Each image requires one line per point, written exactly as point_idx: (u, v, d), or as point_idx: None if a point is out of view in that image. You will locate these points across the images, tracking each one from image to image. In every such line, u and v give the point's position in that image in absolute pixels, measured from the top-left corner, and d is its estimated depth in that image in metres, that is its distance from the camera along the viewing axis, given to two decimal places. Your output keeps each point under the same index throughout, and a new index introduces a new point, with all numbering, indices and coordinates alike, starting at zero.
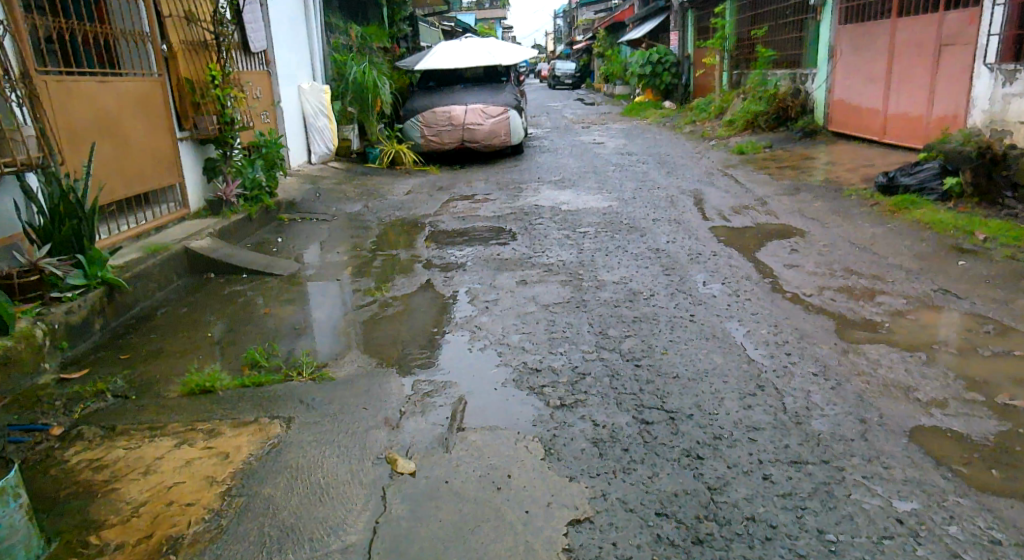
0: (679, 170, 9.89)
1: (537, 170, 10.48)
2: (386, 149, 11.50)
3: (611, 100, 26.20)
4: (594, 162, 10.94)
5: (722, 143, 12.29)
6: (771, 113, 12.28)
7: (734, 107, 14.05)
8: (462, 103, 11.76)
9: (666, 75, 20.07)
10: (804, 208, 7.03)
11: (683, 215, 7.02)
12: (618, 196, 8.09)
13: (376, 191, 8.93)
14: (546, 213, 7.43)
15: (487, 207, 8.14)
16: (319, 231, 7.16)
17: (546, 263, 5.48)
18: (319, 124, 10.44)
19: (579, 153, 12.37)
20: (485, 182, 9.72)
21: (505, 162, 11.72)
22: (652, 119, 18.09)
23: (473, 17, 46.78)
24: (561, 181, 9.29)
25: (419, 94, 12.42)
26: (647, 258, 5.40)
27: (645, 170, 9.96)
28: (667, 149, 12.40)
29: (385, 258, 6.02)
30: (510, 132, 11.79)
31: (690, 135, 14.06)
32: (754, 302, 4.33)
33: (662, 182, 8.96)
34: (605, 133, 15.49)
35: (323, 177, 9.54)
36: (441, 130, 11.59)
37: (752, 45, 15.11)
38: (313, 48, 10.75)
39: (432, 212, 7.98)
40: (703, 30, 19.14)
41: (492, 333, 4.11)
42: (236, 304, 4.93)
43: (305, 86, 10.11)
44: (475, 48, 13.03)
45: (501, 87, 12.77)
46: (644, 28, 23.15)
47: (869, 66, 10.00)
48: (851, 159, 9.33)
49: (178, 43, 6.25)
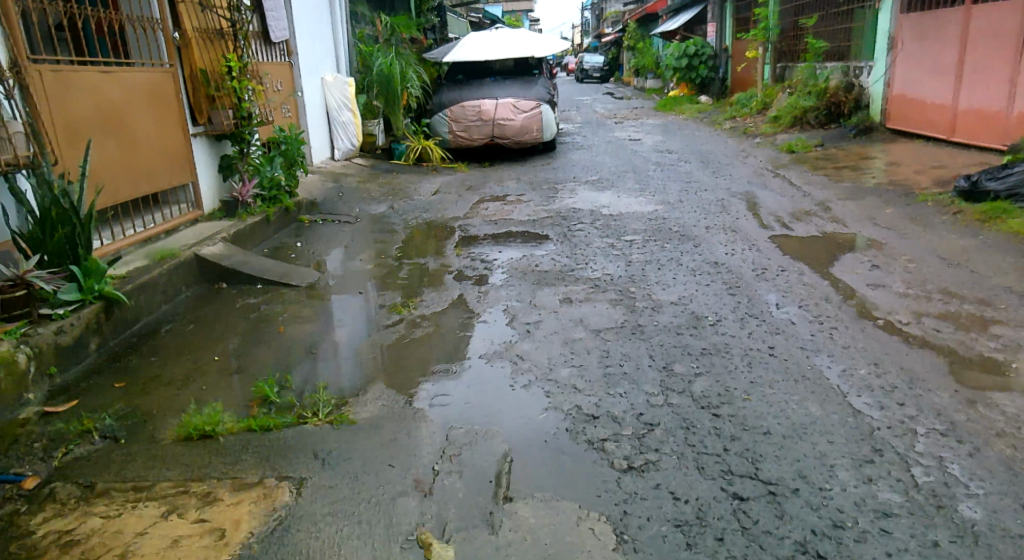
0: (725, 169, 9.25)
1: (573, 168, 9.92)
2: (412, 145, 10.98)
3: (641, 94, 25.49)
4: (632, 160, 10.34)
5: (767, 141, 11.61)
6: (820, 108, 11.59)
7: (778, 103, 13.36)
8: (492, 97, 11.20)
9: (703, 68, 19.36)
10: (873, 215, 6.40)
11: (739, 221, 6.41)
12: (663, 198, 7.49)
13: (403, 190, 8.43)
14: (587, 217, 6.87)
15: (522, 208, 7.61)
16: (342, 234, 6.65)
17: (591, 277, 4.90)
18: (343, 118, 9.92)
19: (614, 149, 11.78)
20: (518, 181, 9.19)
21: (537, 159, 11.16)
22: (686, 114, 17.40)
23: (498, 8, 46.06)
24: (600, 181, 8.71)
25: (448, 87, 11.89)
26: (706, 273, 4.79)
27: (688, 169, 9.34)
28: (707, 146, 11.75)
29: (414, 267, 5.50)
30: (543, 127, 11.22)
31: (730, 132, 13.40)
32: (843, 331, 3.73)
33: (709, 183, 8.33)
34: (640, 129, 14.86)
35: (347, 175, 9.05)
36: (469, 125, 11.03)
37: (796, 38, 14.39)
38: (338, 38, 10.24)
39: (463, 214, 7.47)
40: (742, 22, 18.40)
41: (537, 364, 3.53)
42: (249, 319, 4.41)
43: (328, 79, 9.66)
44: (506, 39, 12.47)
45: (533, 80, 12.21)
46: (678, 20, 22.40)
47: (939, 57, 9.44)
48: (914, 159, 8.66)
49: (191, 30, 5.73)
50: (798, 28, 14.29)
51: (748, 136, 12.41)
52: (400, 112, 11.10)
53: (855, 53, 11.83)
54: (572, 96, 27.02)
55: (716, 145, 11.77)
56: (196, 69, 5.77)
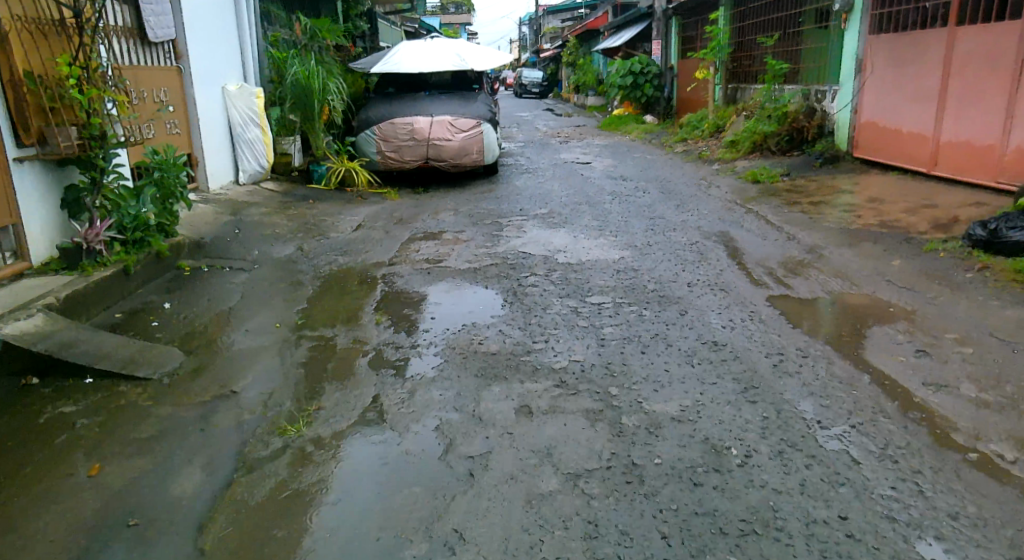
0: (690, 202, 8.21)
1: (518, 198, 8.71)
2: (335, 166, 9.56)
3: (583, 112, 24.54)
4: (585, 189, 9.19)
5: (727, 167, 10.65)
6: (782, 134, 10.62)
7: (734, 126, 12.46)
8: (427, 114, 9.95)
9: (648, 86, 18.48)
10: (880, 267, 5.35)
11: (724, 274, 5.27)
12: (628, 241, 6.32)
13: (317, 225, 7.01)
14: (540, 265, 5.62)
15: (459, 251, 6.30)
16: (230, 287, 5.19)
17: (555, 366, 3.63)
18: (250, 136, 8.42)
19: (563, 174, 10.62)
20: (455, 214, 7.89)
21: (477, 184, 9.92)
22: (633, 135, 16.41)
23: (436, 19, 44.77)
24: (551, 216, 7.50)
25: (376, 102, 10.53)
26: (707, 364, 3.57)
27: (648, 201, 8.26)
28: (663, 172, 10.72)
29: (316, 344, 4.11)
30: (484, 149, 10.06)
31: (684, 156, 12.42)
32: (933, 481, 2.56)
33: (677, 220, 7.24)
34: (587, 150, 13.77)
35: (250, 205, 7.57)
36: (401, 144, 9.75)
37: (751, 58, 13.52)
38: (246, 40, 8.78)
39: (388, 258, 6.11)
40: (688, 40, 17.54)
41: (487, 554, 2.22)
42: (54, 443, 2.96)
43: (231, 88, 8.22)
44: (441, 50, 11.18)
45: (472, 96, 10.93)
46: (621, 36, 21.51)
47: (914, 83, 8.50)
48: (897, 194, 7.76)
49: (11, 17, 4.26)
50: (752, 49, 13.44)
51: (705, 162, 11.43)
52: (320, 128, 9.66)
53: (815, 77, 10.95)
54: (511, 112, 25.91)
55: (673, 171, 10.75)
56: (20, 69, 4.31)
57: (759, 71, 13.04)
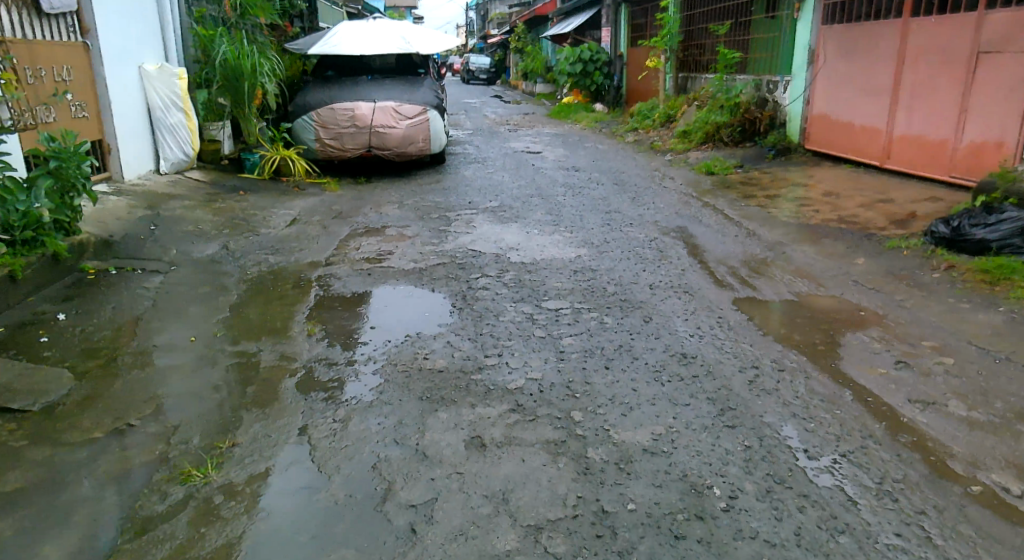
0: (645, 194, 7.92)
1: (465, 190, 8.25)
2: (268, 155, 8.96)
3: (533, 99, 24.12)
4: (536, 181, 8.79)
5: (681, 159, 10.39)
6: (734, 124, 10.34)
7: (686, 116, 12.21)
8: (369, 100, 9.43)
9: (598, 75, 18.15)
10: (845, 264, 5.10)
11: (686, 274, 4.96)
12: (584, 238, 5.96)
13: (246, 221, 6.43)
14: (491, 265, 5.20)
15: (402, 250, 5.81)
16: (140, 293, 4.66)
17: (510, 386, 3.23)
18: (172, 121, 7.87)
19: (513, 165, 10.19)
20: (398, 207, 7.39)
21: (422, 175, 9.42)
22: (584, 124, 16.08)
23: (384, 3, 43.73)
24: (501, 210, 7.08)
25: (314, 87, 9.92)
26: (677, 381, 3.21)
27: (601, 194, 7.92)
28: (616, 162, 10.40)
29: (238, 362, 3.62)
30: (430, 138, 9.59)
31: (637, 147, 12.13)
32: (937, 526, 2.25)
33: (632, 214, 6.92)
34: (538, 139, 13.37)
35: (171, 198, 6.94)
36: (341, 132, 9.21)
37: (702, 47, 13.26)
38: (167, 16, 8.16)
39: (323, 258, 5.58)
40: (638, 28, 17.23)
41: None
42: None
43: (150, 68, 7.61)
44: (382, 32, 10.59)
45: (416, 81, 10.37)
46: (570, 23, 21.11)
47: (865, 74, 8.31)
48: (853, 187, 7.58)
49: None
50: (703, 37, 13.17)
51: (658, 153, 11.16)
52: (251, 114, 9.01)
53: (765, 68, 10.71)
54: (460, 99, 25.34)
55: (626, 162, 10.44)
56: None
57: (711, 60, 12.80)
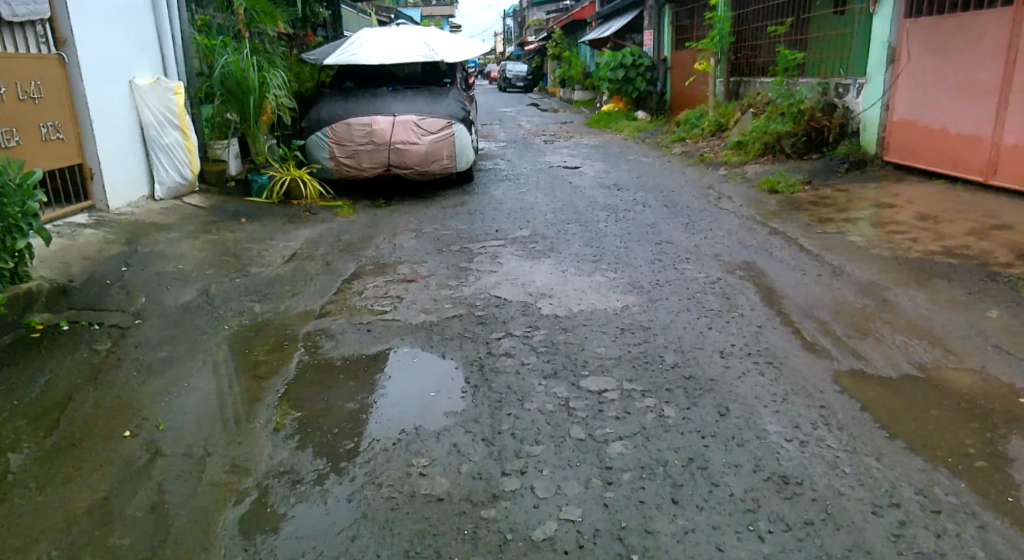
0: (699, 218, 6.88)
1: (493, 215, 7.31)
2: (278, 175, 8.17)
3: (571, 106, 23.11)
4: (573, 202, 7.81)
5: (736, 173, 9.30)
6: (799, 134, 9.27)
7: (739, 125, 11.10)
8: (388, 113, 8.72)
9: (640, 81, 17.08)
10: (971, 318, 4.00)
11: (764, 333, 3.92)
12: (630, 278, 4.97)
13: (237, 256, 5.58)
14: (517, 319, 4.24)
15: (413, 295, 4.89)
16: (86, 356, 3.80)
17: (538, 536, 2.25)
18: (168, 140, 7.11)
19: (548, 182, 9.23)
20: (415, 239, 6.48)
21: (447, 197, 8.53)
22: (625, 133, 15.04)
23: (419, 11, 43.26)
24: (533, 241, 6.12)
25: (328, 101, 9.21)
26: (783, 533, 2.19)
27: (648, 218, 6.91)
28: (663, 179, 9.36)
29: (172, 474, 2.71)
30: (455, 154, 8.83)
31: (684, 159, 11.06)
32: None
33: (687, 245, 5.89)
34: (576, 152, 12.38)
35: (160, 229, 6.15)
36: (357, 148, 8.52)
37: (756, 48, 12.10)
38: (164, 25, 7.42)
39: (317, 308, 4.69)
40: (683, 30, 16.10)
41: None
42: None
43: (141, 82, 6.83)
44: (403, 40, 9.79)
45: (442, 91, 9.49)
46: (609, 26, 20.04)
47: (961, 75, 7.13)
48: (949, 208, 6.42)
49: None
50: (757, 38, 12.01)
51: (709, 166, 10.08)
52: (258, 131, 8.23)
53: (832, 70, 9.54)
54: (494, 107, 24.49)
55: (674, 177, 9.40)
56: None
57: (767, 63, 11.64)
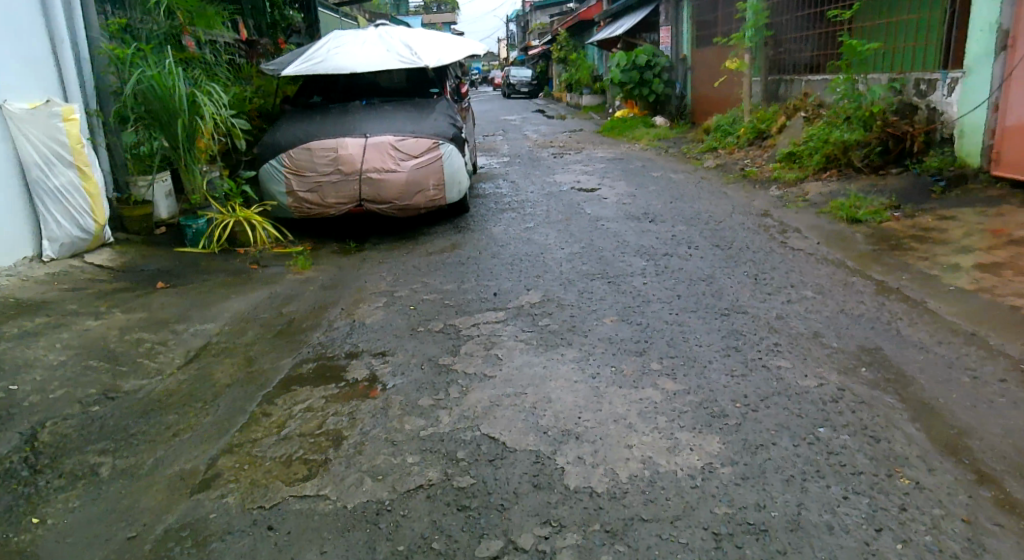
0: (768, 268, 5.09)
1: (491, 268, 5.55)
2: (218, 218, 6.48)
3: (579, 112, 21.36)
4: (596, 243, 6.06)
5: (794, 195, 7.52)
6: (872, 143, 7.54)
7: (785, 134, 9.33)
8: (359, 134, 6.99)
9: (657, 83, 15.30)
10: None
11: (987, 542, 2.17)
12: (701, 392, 3.18)
13: (116, 356, 3.81)
14: (531, 499, 2.48)
15: (361, 429, 3.13)
16: None
17: None
18: (57, 183, 5.35)
19: (560, 213, 7.45)
20: (384, 312, 4.73)
21: (437, 237, 6.80)
22: (643, 142, 13.28)
23: (419, 18, 41.62)
24: (545, 315, 4.36)
25: (287, 121, 7.49)
26: None
27: (700, 270, 5.15)
28: (703, 203, 7.59)
29: None
30: (445, 183, 7.10)
31: (723, 176, 9.27)
32: None
33: (767, 319, 4.11)
34: (591, 168, 10.62)
35: (28, 310, 4.41)
36: (320, 180, 6.79)
37: (802, 41, 10.28)
38: (58, 31, 5.63)
39: (202, 465, 2.86)
40: (704, 25, 14.21)
41: None
42: None
43: (15, 108, 5.08)
44: (379, 45, 8.07)
45: (428, 104, 7.75)
46: (619, 24, 18.22)
47: None
48: None
49: None
50: (803, 28, 10.20)
51: (756, 186, 8.29)
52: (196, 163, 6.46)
53: (916, 62, 7.78)
54: (497, 115, 22.74)
55: (717, 202, 7.63)
56: None
57: (817, 57, 9.89)
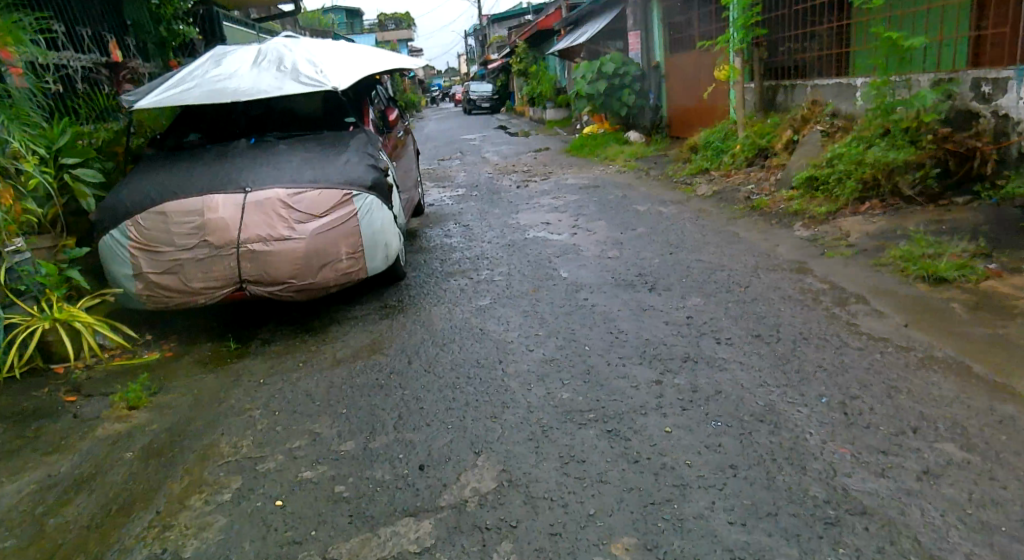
0: (853, 386, 3.22)
1: (421, 400, 3.60)
2: (26, 325, 4.64)
3: (543, 128, 19.53)
4: (578, 337, 4.15)
5: (830, 237, 5.72)
6: (927, 164, 5.83)
7: (797, 152, 7.57)
8: (240, 188, 5.03)
9: (628, 93, 13.55)
10: None
11: None
12: None
13: None
14: None
15: None
16: None
17: None
18: None
19: (525, 278, 5.51)
20: (226, 526, 2.77)
21: (354, 328, 4.86)
22: (617, 163, 11.49)
23: (371, 36, 39.69)
24: (504, 537, 2.46)
25: (143, 173, 5.49)
26: None
27: (745, 393, 3.26)
28: (714, 254, 5.74)
29: None
30: (365, 251, 5.14)
31: (724, 207, 7.44)
32: None
33: (911, 535, 2.24)
34: (562, 202, 8.76)
35: None
36: (180, 256, 4.82)
37: (804, 38, 8.53)
38: None
39: None
40: (677, 27, 12.45)
41: None
42: None
43: None
44: (275, 64, 6.10)
45: (340, 140, 5.80)
46: (582, 31, 16.45)
47: None
48: None
49: None
50: (805, 23, 8.44)
51: (773, 222, 6.48)
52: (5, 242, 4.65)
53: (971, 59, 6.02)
54: (457, 135, 20.85)
55: (728, 251, 5.80)
56: None
57: (828, 57, 8.15)
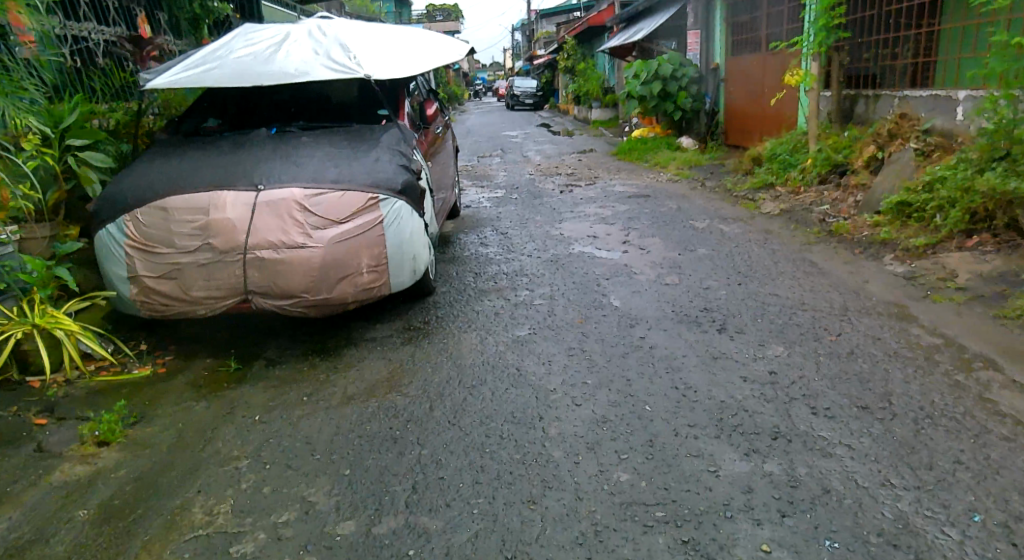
0: (1010, 497, 2.44)
1: (443, 467, 2.90)
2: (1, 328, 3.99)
3: (588, 128, 18.73)
4: (637, 391, 3.41)
5: (930, 275, 4.88)
6: None
7: (881, 172, 6.70)
8: (253, 185, 4.38)
9: (684, 96, 12.57)
10: None
11: None
12: None
13: None
14: None
15: None
16: None
17: None
18: None
19: (572, 305, 4.79)
20: None
21: (371, 354, 4.19)
22: (670, 170, 10.67)
23: None
24: None
25: (150, 161, 4.89)
26: None
27: (864, 495, 2.50)
28: (790, 287, 4.94)
29: None
30: (390, 264, 4.47)
31: (796, 229, 6.60)
32: None
33: None
34: (611, 211, 8.01)
35: None
36: (180, 260, 4.19)
37: (895, 43, 7.61)
38: None
39: None
40: (742, 28, 11.57)
41: None
42: None
43: None
44: (305, 46, 5.45)
45: (370, 135, 5.13)
46: (637, 28, 15.60)
47: None
48: None
49: None
50: (897, 26, 7.52)
51: (857, 251, 5.64)
52: None
53: None
54: (498, 130, 20.15)
55: (807, 284, 5.00)
56: None
57: (922, 66, 7.24)
